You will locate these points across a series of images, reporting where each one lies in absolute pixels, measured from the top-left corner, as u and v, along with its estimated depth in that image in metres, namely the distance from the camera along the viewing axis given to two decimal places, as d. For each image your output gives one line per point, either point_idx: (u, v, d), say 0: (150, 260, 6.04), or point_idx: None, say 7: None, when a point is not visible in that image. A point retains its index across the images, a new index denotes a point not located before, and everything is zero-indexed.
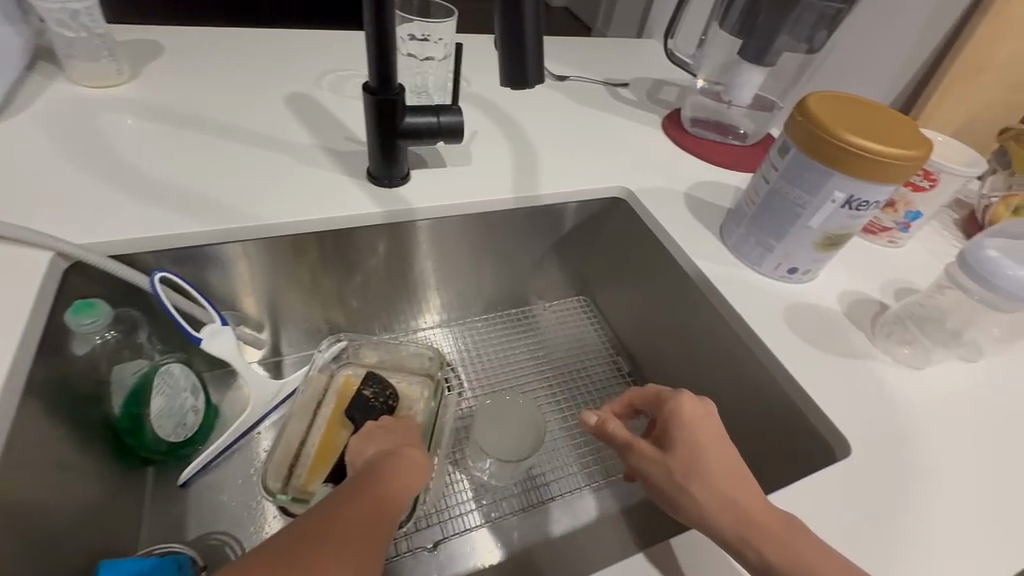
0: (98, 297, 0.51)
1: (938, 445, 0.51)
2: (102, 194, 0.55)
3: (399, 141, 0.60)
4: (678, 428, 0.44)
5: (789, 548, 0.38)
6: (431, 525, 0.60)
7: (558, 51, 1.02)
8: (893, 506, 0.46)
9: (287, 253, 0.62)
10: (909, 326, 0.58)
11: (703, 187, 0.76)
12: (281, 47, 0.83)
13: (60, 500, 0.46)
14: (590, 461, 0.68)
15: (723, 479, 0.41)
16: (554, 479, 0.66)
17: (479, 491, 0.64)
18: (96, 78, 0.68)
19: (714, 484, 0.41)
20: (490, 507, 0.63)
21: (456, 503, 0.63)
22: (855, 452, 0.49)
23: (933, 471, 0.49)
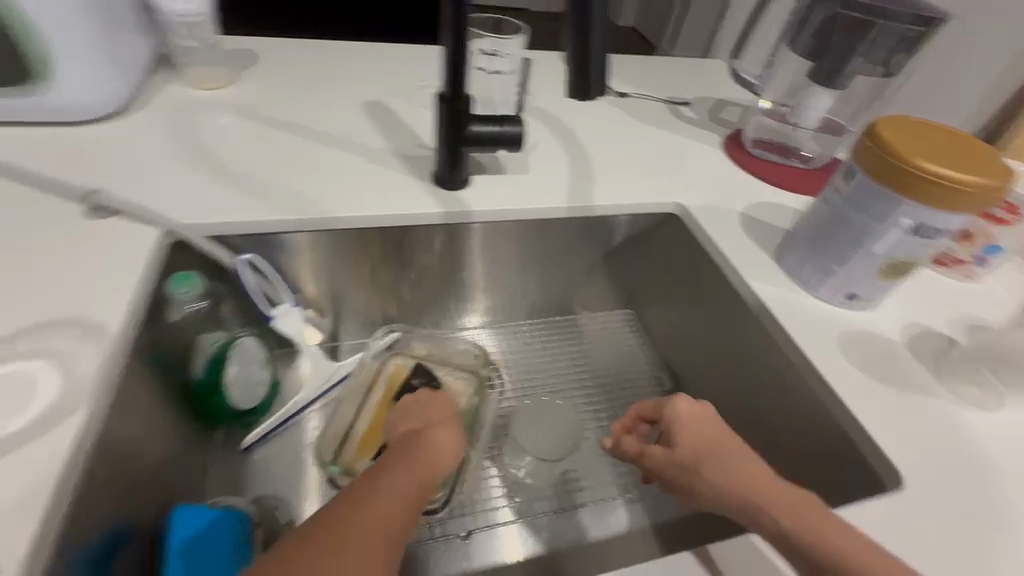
0: (192, 271, 0.57)
1: (1005, 491, 0.47)
2: (204, 182, 0.62)
3: (463, 147, 0.64)
4: (679, 426, 0.48)
5: (801, 524, 0.40)
6: (464, 515, 0.62)
7: (621, 69, 1.04)
8: (951, 550, 0.43)
9: (355, 246, 0.67)
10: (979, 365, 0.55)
11: (761, 207, 0.75)
12: (363, 59, 0.90)
13: (149, 446, 0.51)
14: (624, 472, 0.68)
15: (729, 467, 0.44)
16: (587, 486, 0.67)
17: (512, 488, 0.66)
18: (206, 82, 0.77)
19: (722, 468, 0.44)
20: (521, 506, 0.65)
21: (488, 498, 0.64)
22: (911, 489, 0.46)
23: (999, 518, 0.46)
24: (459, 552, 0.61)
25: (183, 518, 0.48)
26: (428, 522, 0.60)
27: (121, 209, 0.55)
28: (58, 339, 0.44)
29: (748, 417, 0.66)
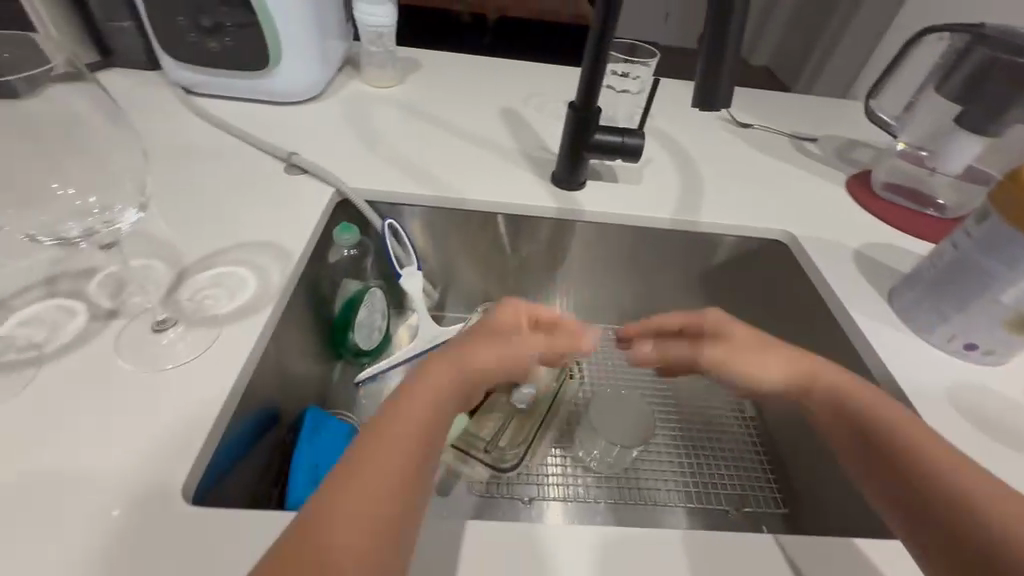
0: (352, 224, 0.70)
1: None
2: (369, 158, 0.76)
3: (585, 152, 0.71)
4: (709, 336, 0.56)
5: (856, 421, 0.47)
6: (530, 482, 0.67)
7: (747, 100, 1.05)
8: None
9: (477, 227, 0.77)
10: None
11: (878, 248, 0.73)
12: (504, 73, 1.02)
13: (298, 356, 0.64)
14: (689, 483, 0.70)
15: (764, 369, 0.52)
16: (650, 487, 0.69)
17: (578, 470, 0.69)
18: (378, 80, 0.93)
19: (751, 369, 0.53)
20: (582, 488, 0.67)
21: (554, 473, 0.68)
22: None
23: None
24: (521, 514, 0.65)
25: (313, 415, 0.59)
26: (497, 478, 0.65)
27: (309, 168, 0.68)
28: (258, 254, 0.56)
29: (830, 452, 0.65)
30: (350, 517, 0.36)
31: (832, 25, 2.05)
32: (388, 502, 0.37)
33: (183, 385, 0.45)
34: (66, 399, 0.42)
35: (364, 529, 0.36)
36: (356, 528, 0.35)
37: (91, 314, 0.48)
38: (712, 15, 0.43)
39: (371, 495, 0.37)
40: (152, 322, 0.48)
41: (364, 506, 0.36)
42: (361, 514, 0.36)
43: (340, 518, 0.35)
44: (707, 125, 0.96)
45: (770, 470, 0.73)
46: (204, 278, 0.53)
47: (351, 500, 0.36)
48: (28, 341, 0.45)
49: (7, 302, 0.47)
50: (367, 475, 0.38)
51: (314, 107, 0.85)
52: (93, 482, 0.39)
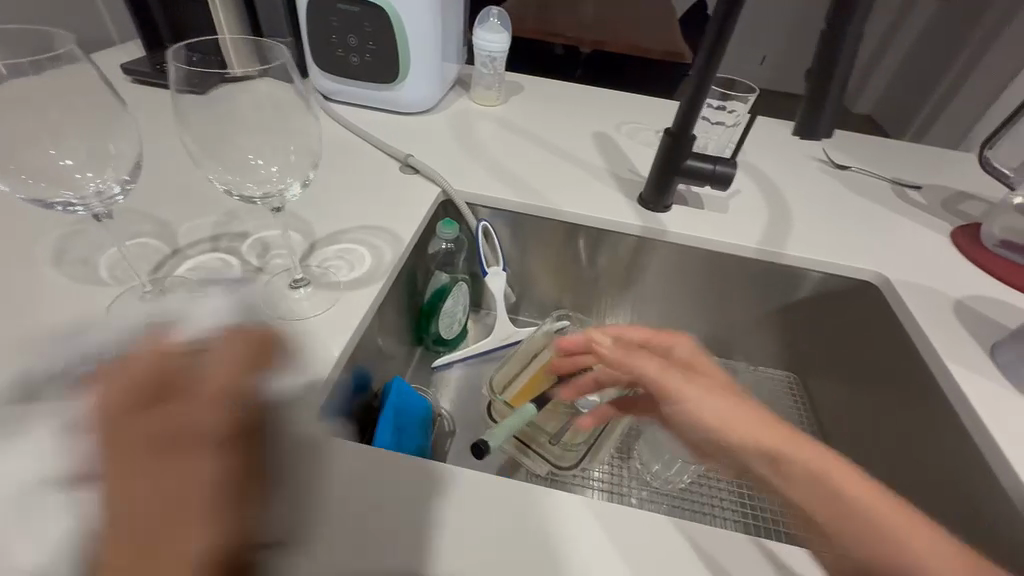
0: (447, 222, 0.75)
1: None
2: (471, 168, 0.85)
3: (675, 176, 0.74)
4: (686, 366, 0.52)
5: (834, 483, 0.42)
6: (593, 482, 0.69)
7: (848, 142, 1.03)
8: None
9: (562, 236, 0.82)
10: None
11: (985, 300, 0.69)
12: (599, 100, 1.08)
13: (392, 331, 0.71)
14: (749, 513, 0.69)
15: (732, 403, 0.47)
16: (709, 507, 0.69)
17: (638, 479, 0.70)
18: (485, 100, 1.02)
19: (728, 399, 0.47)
20: (641, 497, 0.68)
21: (616, 479, 0.70)
22: None
23: None
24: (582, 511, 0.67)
25: (397, 385, 0.63)
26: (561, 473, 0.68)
27: (422, 169, 0.77)
28: (375, 236, 0.64)
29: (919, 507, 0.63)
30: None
31: (949, 76, 1.94)
32: (216, 424, 0.28)
33: (310, 336, 0.52)
34: None
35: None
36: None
37: (243, 268, 0.57)
38: (819, 45, 0.43)
39: (189, 420, 0.28)
40: (289, 280, 0.57)
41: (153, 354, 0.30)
42: (176, 441, 0.27)
43: (140, 483, 0.26)
44: (802, 165, 0.95)
45: None
46: (329, 250, 0.61)
47: (168, 401, 0.28)
48: (196, 283, 0.55)
49: (182, 250, 0.58)
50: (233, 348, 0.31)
51: (427, 118, 0.95)
52: None
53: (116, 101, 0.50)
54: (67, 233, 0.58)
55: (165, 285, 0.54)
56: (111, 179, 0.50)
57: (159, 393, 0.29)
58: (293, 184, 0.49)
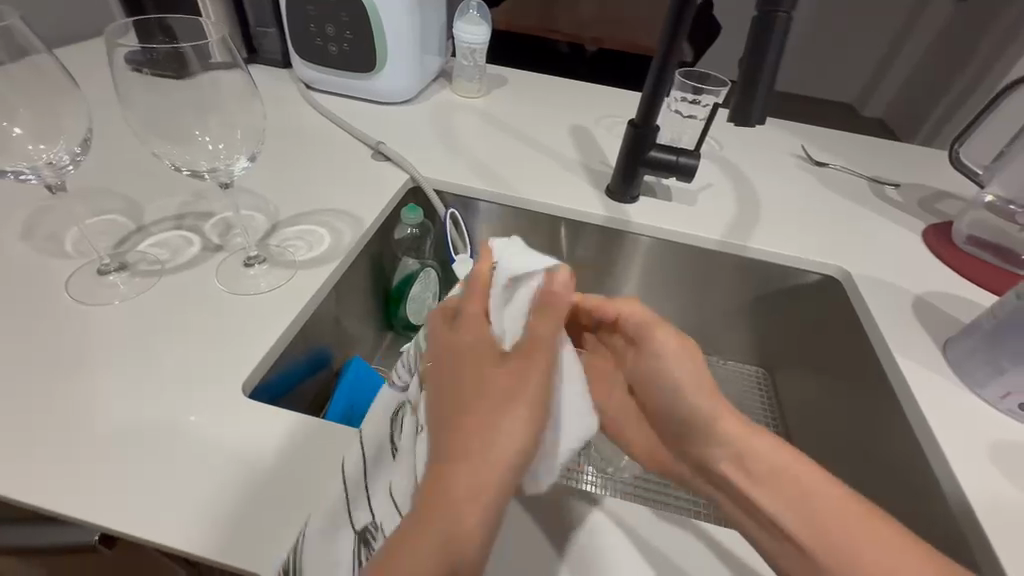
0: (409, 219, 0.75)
1: None
2: (444, 157, 0.86)
3: (640, 167, 0.75)
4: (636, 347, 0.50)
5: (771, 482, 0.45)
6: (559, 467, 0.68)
7: (830, 140, 1.03)
8: None
9: (530, 225, 0.82)
10: None
11: (946, 297, 0.69)
12: (582, 94, 1.09)
13: (357, 313, 0.72)
14: None
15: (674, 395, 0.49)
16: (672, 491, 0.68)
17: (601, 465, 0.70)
18: (466, 92, 1.03)
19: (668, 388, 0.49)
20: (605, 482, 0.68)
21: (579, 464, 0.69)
22: None
23: None
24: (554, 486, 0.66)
25: (355, 364, 0.64)
26: None
27: (392, 157, 0.78)
28: (336, 219, 0.66)
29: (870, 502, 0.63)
30: (436, 556, 0.33)
31: (960, 82, 1.91)
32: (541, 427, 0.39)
33: (260, 310, 0.54)
34: (174, 308, 0.53)
35: (457, 558, 0.34)
36: (476, 556, 0.34)
37: (203, 246, 0.59)
38: (751, 34, 0.43)
39: (541, 396, 0.39)
40: (245, 258, 0.58)
41: (547, 350, 0.40)
42: (528, 400, 0.38)
43: (498, 430, 0.37)
44: (779, 160, 0.95)
45: None
46: (290, 231, 0.63)
47: (531, 367, 0.39)
48: (156, 257, 0.57)
49: (147, 227, 0.60)
50: (555, 313, 0.41)
51: (406, 108, 0.96)
52: (182, 372, 0.49)
53: (68, 80, 0.54)
54: (37, 209, 0.61)
55: (125, 259, 0.56)
56: (63, 152, 0.53)
57: (529, 363, 0.39)
58: (239, 158, 0.52)
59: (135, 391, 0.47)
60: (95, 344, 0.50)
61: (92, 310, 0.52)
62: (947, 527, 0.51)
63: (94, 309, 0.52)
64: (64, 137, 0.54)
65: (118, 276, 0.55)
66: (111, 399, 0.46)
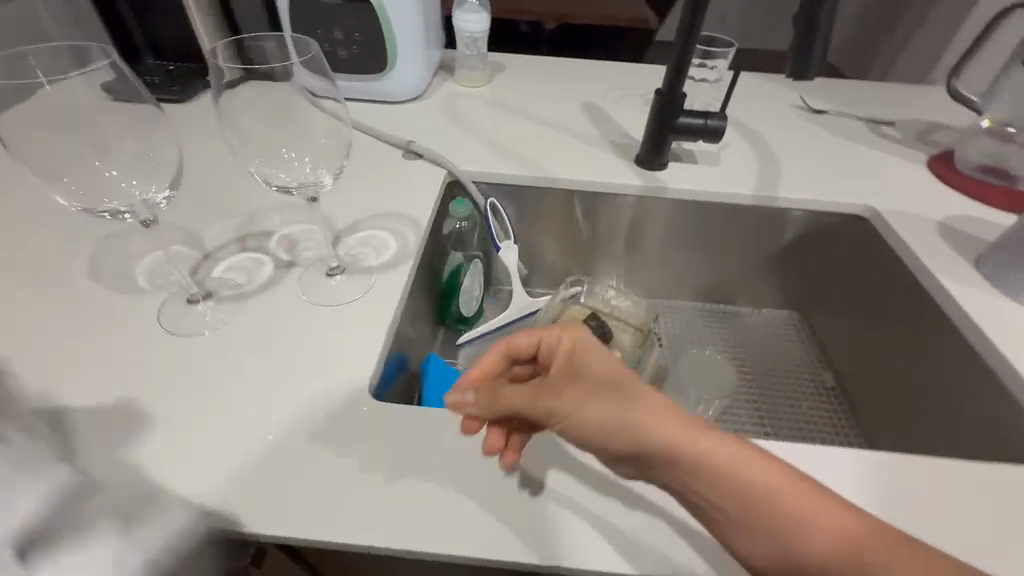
0: (450, 216, 0.79)
1: None
2: (470, 148, 0.87)
3: (669, 133, 0.77)
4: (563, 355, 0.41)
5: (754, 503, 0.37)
6: None
7: (824, 88, 1.07)
8: None
9: (565, 205, 0.84)
10: None
11: (964, 219, 0.75)
12: (582, 71, 1.10)
13: (420, 311, 0.74)
14: (764, 424, 0.75)
15: (617, 428, 0.39)
16: (727, 422, 0.75)
17: None
18: (470, 81, 1.03)
19: (617, 417, 0.39)
20: None
21: None
22: None
23: None
24: None
25: (435, 359, 0.67)
26: None
27: (425, 154, 0.79)
28: (395, 222, 0.67)
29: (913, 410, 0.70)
30: None
31: None
32: None
33: (349, 319, 0.55)
34: (275, 329, 0.54)
35: None
36: None
37: (275, 264, 0.60)
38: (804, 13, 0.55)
39: None
40: (326, 268, 0.60)
41: None
42: None
43: None
44: (783, 113, 0.99)
45: (846, 421, 0.77)
46: (354, 238, 0.64)
47: None
48: (235, 282, 0.57)
49: (213, 254, 0.60)
50: None
51: (418, 105, 0.96)
52: (304, 388, 0.50)
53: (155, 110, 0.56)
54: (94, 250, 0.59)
55: (206, 286, 0.57)
56: (156, 189, 0.54)
57: None
58: (324, 175, 0.58)
59: (263, 415, 0.48)
60: (198, 373, 0.50)
61: (185, 342, 0.52)
62: (1011, 426, 0.56)
63: (187, 339, 0.52)
64: (152, 173, 0.56)
65: (206, 305, 0.55)
66: (244, 422, 0.47)
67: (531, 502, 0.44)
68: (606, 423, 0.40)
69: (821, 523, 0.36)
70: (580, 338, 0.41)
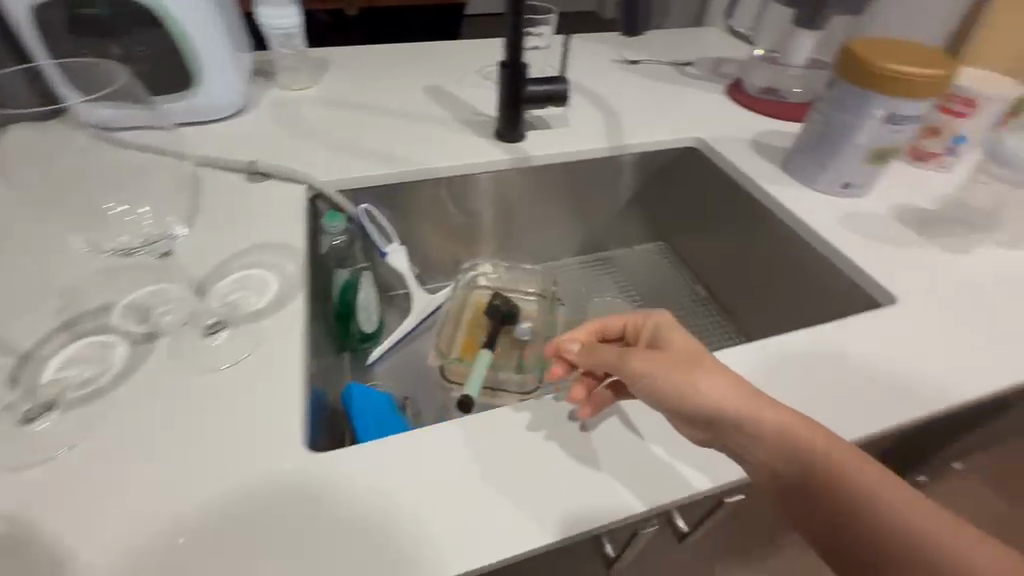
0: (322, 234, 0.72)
1: (966, 299, 0.62)
2: (322, 155, 0.79)
3: (521, 104, 0.80)
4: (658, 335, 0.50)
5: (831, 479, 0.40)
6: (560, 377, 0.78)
7: (634, 41, 1.19)
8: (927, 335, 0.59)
9: (439, 194, 0.83)
10: (935, 227, 0.71)
11: (765, 135, 0.90)
12: (416, 55, 1.07)
13: (320, 342, 0.67)
14: None
15: (705, 390, 0.43)
16: None
17: None
18: (298, 83, 0.93)
19: (708, 381, 0.44)
20: None
21: None
22: (897, 300, 0.62)
23: (956, 313, 0.61)
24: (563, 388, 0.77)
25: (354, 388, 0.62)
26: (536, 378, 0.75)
27: (273, 172, 0.70)
28: (268, 255, 0.59)
29: (765, 297, 0.83)
30: None
31: None
32: None
33: (247, 377, 0.48)
34: (158, 411, 0.45)
35: None
36: None
37: (130, 340, 0.50)
38: None
39: None
40: (202, 329, 0.51)
41: None
42: None
43: None
44: (608, 69, 1.08)
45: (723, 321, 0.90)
46: (225, 284, 0.56)
47: None
48: (80, 378, 0.47)
49: (35, 352, 0.48)
50: None
51: (245, 119, 0.84)
52: (221, 468, 0.42)
53: None
54: None
55: (42, 393, 0.45)
56: None
57: None
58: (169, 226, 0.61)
59: (177, 519, 0.40)
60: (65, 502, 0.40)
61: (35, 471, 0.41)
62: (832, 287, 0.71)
63: (35, 467, 0.41)
64: None
65: (51, 418, 0.44)
66: (152, 533, 0.39)
67: (503, 494, 0.44)
68: (697, 382, 0.44)
69: (895, 507, 0.38)
70: (666, 322, 0.50)
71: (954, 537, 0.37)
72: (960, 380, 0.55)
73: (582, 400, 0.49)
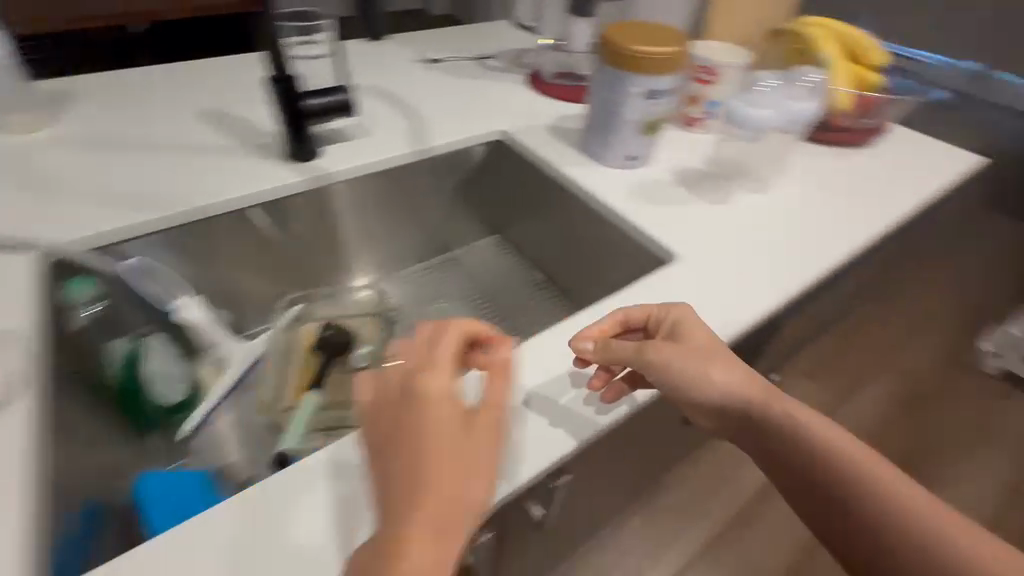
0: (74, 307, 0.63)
1: (734, 245, 0.72)
2: (65, 211, 0.66)
3: (304, 120, 0.74)
4: (672, 330, 0.56)
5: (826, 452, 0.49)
6: None
7: (435, 39, 1.18)
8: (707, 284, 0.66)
9: (233, 229, 0.74)
10: (707, 185, 0.80)
11: (563, 119, 0.95)
12: (186, 74, 0.94)
13: (91, 432, 0.59)
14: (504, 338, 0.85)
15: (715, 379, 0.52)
16: None
17: None
18: (24, 123, 0.76)
19: (717, 371, 0.53)
20: None
21: None
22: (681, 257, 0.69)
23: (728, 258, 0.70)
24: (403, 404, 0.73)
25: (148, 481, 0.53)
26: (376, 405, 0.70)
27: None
28: None
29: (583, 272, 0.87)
30: None
31: None
32: None
33: None
34: None
35: None
36: None
37: None
38: None
39: None
40: None
41: None
42: None
43: None
44: (410, 70, 1.06)
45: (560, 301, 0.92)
46: None
47: None
48: None
49: None
50: None
51: None
52: None
53: None
54: None
55: None
56: None
57: None
58: None
59: None
60: None
61: None
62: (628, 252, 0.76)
63: None
64: None
65: None
66: None
67: None
68: (705, 378, 0.52)
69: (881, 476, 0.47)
70: (683, 314, 0.57)
71: (922, 501, 0.46)
72: (735, 310, 0.63)
73: (603, 387, 0.56)
